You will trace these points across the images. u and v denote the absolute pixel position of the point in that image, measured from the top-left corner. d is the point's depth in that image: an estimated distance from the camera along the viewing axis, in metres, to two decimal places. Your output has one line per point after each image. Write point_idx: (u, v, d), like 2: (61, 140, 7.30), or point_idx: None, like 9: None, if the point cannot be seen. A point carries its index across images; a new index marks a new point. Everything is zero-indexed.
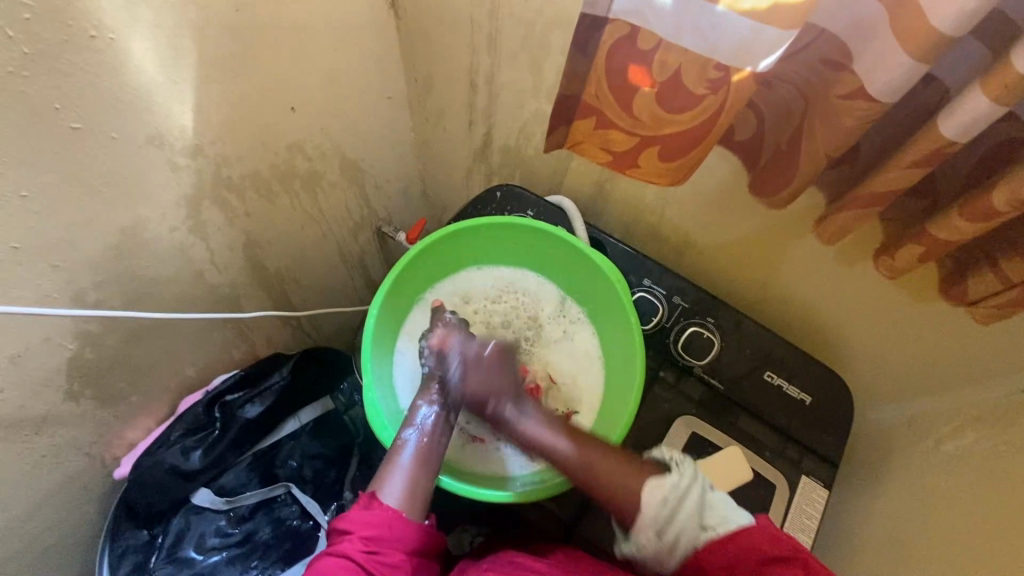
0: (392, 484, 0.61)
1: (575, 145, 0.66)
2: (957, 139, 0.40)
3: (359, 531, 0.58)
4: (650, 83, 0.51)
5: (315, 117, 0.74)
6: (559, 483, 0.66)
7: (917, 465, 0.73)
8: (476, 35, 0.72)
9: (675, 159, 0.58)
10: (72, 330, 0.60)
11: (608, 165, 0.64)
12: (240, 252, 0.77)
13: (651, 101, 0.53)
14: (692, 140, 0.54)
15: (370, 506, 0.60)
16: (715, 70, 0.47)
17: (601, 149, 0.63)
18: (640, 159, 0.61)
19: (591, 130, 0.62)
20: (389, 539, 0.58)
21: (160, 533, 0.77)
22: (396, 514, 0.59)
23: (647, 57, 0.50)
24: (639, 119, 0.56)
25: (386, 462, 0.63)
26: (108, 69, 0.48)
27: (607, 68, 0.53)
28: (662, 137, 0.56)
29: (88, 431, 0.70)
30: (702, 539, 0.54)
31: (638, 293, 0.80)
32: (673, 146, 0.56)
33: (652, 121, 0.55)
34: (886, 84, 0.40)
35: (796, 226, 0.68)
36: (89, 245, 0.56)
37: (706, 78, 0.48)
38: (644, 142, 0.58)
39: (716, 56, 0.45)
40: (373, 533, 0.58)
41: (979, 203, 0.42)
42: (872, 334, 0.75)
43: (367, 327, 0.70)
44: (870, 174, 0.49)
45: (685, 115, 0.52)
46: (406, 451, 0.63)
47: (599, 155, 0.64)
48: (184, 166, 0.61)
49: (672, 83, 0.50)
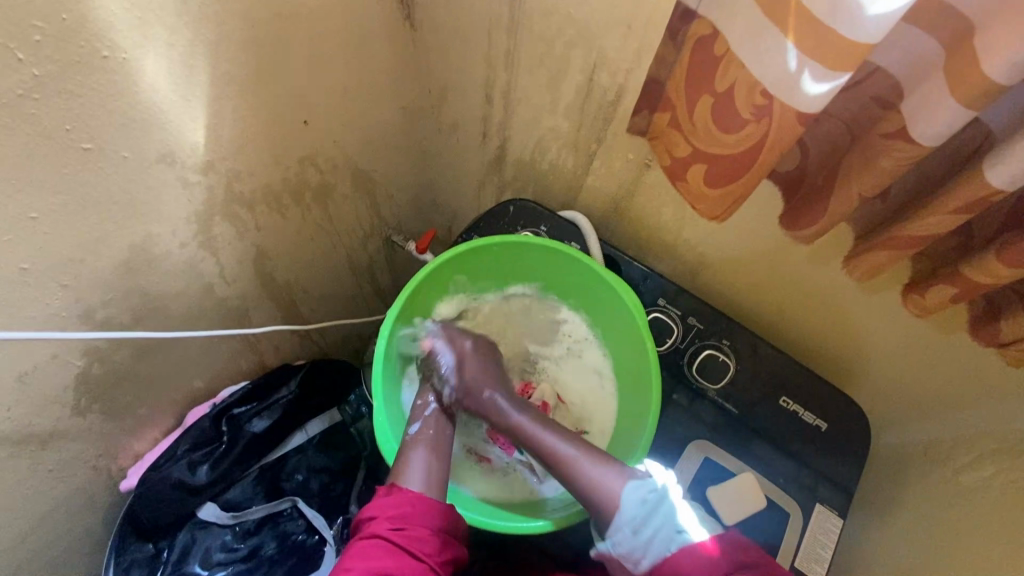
0: (413, 471, 0.62)
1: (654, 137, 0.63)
2: (1006, 187, 0.39)
3: (383, 513, 0.58)
4: (712, 93, 0.50)
5: (328, 130, 0.73)
6: (563, 521, 0.64)
7: (933, 498, 0.71)
8: (493, 50, 0.71)
9: (714, 184, 0.54)
10: (80, 347, 0.59)
11: (665, 169, 0.61)
12: (250, 265, 0.76)
13: (709, 113, 0.51)
14: (732, 169, 0.51)
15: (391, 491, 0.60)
16: (762, 96, 0.45)
17: (666, 151, 0.60)
18: (687, 174, 0.57)
19: (665, 128, 0.59)
20: (415, 516, 0.58)
21: (165, 547, 0.77)
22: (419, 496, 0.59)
23: (716, 63, 0.49)
24: (697, 128, 0.53)
25: (401, 457, 0.65)
26: (120, 89, 0.47)
27: (690, 68, 0.52)
28: (711, 155, 0.53)
29: (96, 444, 0.70)
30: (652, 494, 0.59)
31: (653, 313, 0.79)
32: (716, 168, 0.53)
33: (707, 136, 0.52)
34: (929, 127, 0.39)
35: (818, 253, 0.67)
36: (98, 264, 0.55)
37: (752, 104, 0.47)
38: (697, 155, 0.55)
39: (764, 80, 0.44)
40: (398, 512, 0.58)
41: (1019, 250, 0.41)
42: (891, 361, 0.74)
43: (379, 350, 0.69)
44: (905, 213, 0.48)
45: (732, 138, 0.50)
46: (420, 442, 0.67)
47: (665, 158, 0.61)
48: (195, 182, 0.60)
49: (729, 96, 0.48)
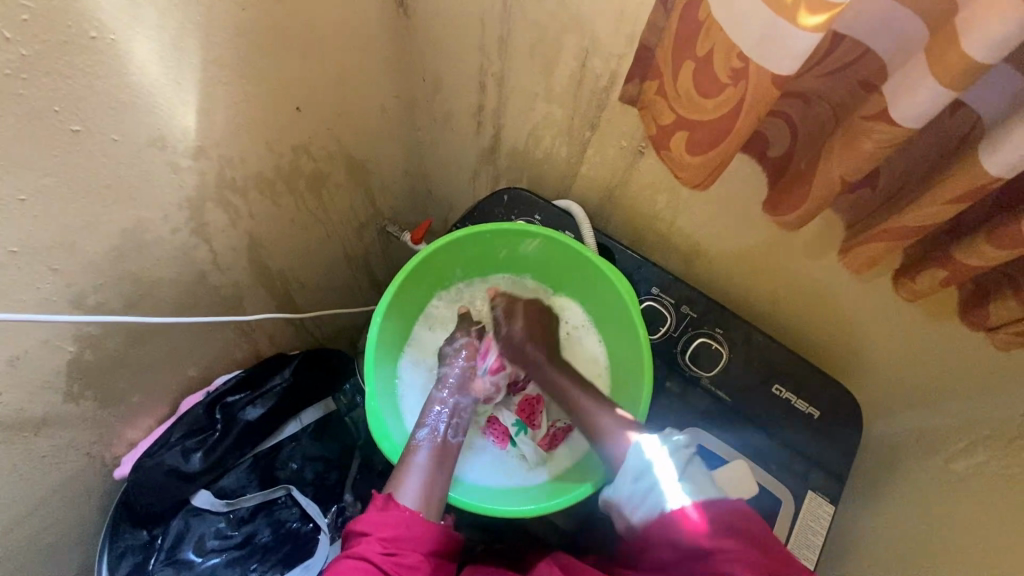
0: (409, 486, 0.60)
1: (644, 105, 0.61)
2: (1003, 175, 0.39)
3: (375, 532, 0.56)
4: (692, 58, 0.49)
5: (321, 117, 0.73)
6: (554, 506, 0.64)
7: (923, 485, 0.72)
8: (487, 36, 0.71)
9: (693, 154, 0.53)
10: (71, 332, 0.59)
11: (653, 138, 0.59)
12: (243, 253, 0.76)
13: (689, 79, 0.50)
14: (709, 138, 0.51)
15: (386, 507, 0.58)
16: (738, 60, 0.44)
17: (652, 121, 0.59)
18: (670, 142, 0.56)
19: (653, 97, 0.57)
20: (407, 539, 0.56)
21: (159, 534, 0.77)
22: (414, 515, 0.58)
23: (698, 27, 0.48)
24: (678, 93, 0.52)
25: (401, 465, 0.64)
26: (110, 71, 0.47)
27: (677, 32, 0.50)
28: (692, 121, 0.52)
29: (89, 431, 0.70)
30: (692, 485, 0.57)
31: (646, 301, 0.79)
32: (698, 136, 0.52)
33: (686, 100, 0.51)
34: (910, 110, 0.39)
35: (810, 240, 0.67)
36: (89, 247, 0.55)
37: (729, 66, 0.45)
38: (679, 122, 0.54)
39: (740, 42, 0.43)
40: (391, 534, 0.56)
41: (1007, 236, 0.41)
42: (882, 349, 0.74)
43: (370, 337, 0.69)
44: (900, 203, 0.48)
45: (709, 103, 0.49)
46: (420, 452, 0.65)
47: (650, 126, 0.59)
48: (187, 167, 0.60)
49: (708, 62, 0.47)
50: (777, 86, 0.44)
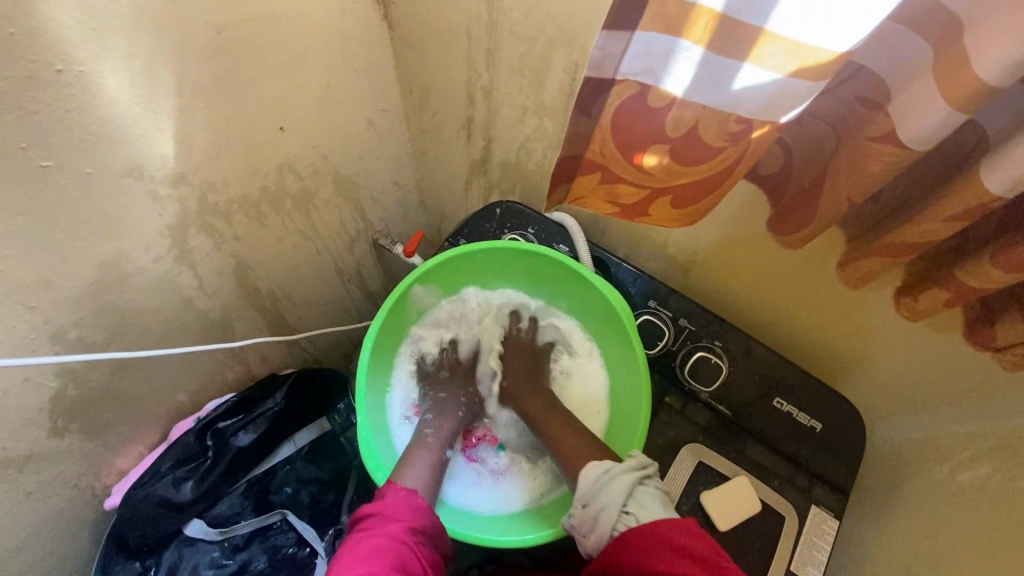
0: (416, 476, 0.63)
1: (575, 200, 0.57)
2: (1002, 195, 0.37)
3: (400, 514, 0.56)
4: (663, 139, 0.46)
5: (306, 135, 0.71)
6: (551, 535, 0.63)
7: (929, 497, 0.70)
8: (474, 49, 0.69)
9: (688, 205, 0.53)
10: (53, 369, 0.57)
11: (613, 216, 0.58)
12: (230, 276, 0.74)
13: (668, 158, 0.47)
14: (707, 188, 0.51)
15: (410, 495, 0.59)
16: (737, 123, 0.43)
17: (607, 203, 0.56)
18: (649, 209, 0.55)
19: (596, 187, 0.54)
20: (428, 532, 0.57)
21: (153, 564, 0.75)
22: (431, 511, 0.59)
23: (659, 113, 0.44)
24: (650, 172, 0.50)
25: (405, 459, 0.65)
26: (79, 104, 0.45)
27: (614, 126, 0.46)
28: (680, 185, 0.51)
29: (77, 464, 0.68)
30: (620, 522, 0.54)
31: (643, 315, 0.78)
32: (688, 193, 0.51)
33: (666, 172, 0.49)
34: (917, 133, 0.37)
35: (809, 252, 0.65)
36: (66, 283, 0.54)
37: (727, 131, 0.44)
38: (654, 193, 0.53)
39: (739, 109, 0.41)
40: (416, 522, 0.56)
41: (1016, 257, 0.39)
42: (884, 359, 0.73)
43: (361, 363, 0.68)
44: (899, 217, 0.46)
45: (704, 166, 0.47)
46: (424, 453, 0.67)
47: (606, 208, 0.57)
48: (167, 195, 0.58)
49: (693, 135, 0.45)
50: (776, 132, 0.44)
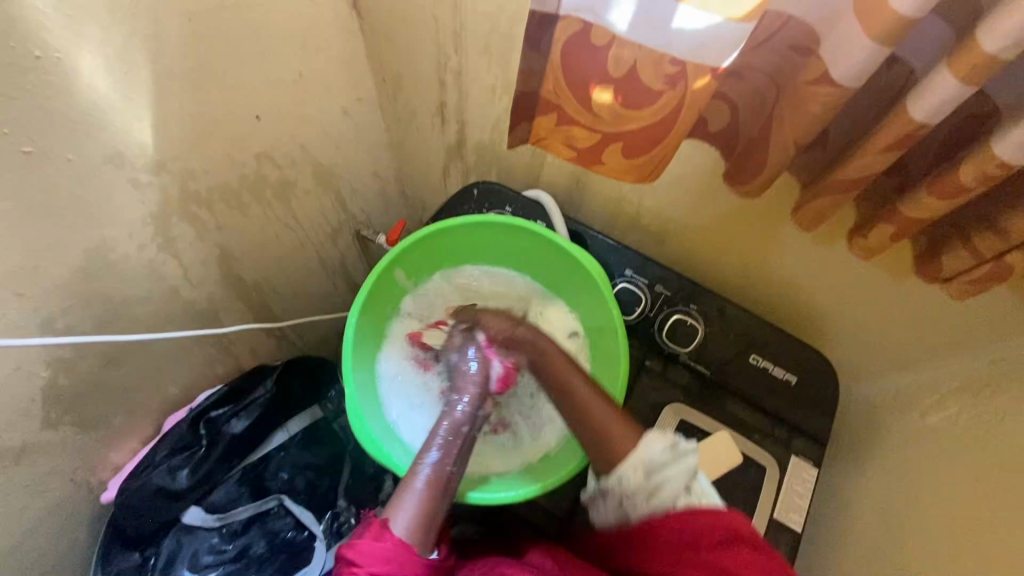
0: (402, 513, 0.58)
1: (540, 141, 0.64)
2: (926, 121, 0.40)
3: (365, 565, 0.55)
4: (609, 79, 0.51)
5: (284, 124, 0.73)
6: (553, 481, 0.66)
7: (899, 440, 0.74)
8: (441, 33, 0.71)
9: (639, 155, 0.56)
10: (43, 358, 0.59)
11: (573, 162, 0.63)
12: (215, 266, 0.76)
13: (612, 98, 0.52)
14: (651, 137, 0.54)
15: (381, 538, 0.56)
16: (672, 65, 0.46)
17: (566, 145, 0.62)
18: (603, 156, 0.59)
19: (554, 127, 0.61)
20: None
21: (152, 555, 0.77)
22: (404, 550, 0.56)
23: (601, 53, 0.49)
24: (600, 116, 0.55)
25: (398, 490, 0.59)
26: (58, 90, 0.47)
27: (563, 65, 0.53)
28: (628, 133, 0.55)
29: (71, 457, 0.69)
30: (679, 501, 0.56)
31: (620, 284, 0.80)
32: (637, 143, 0.55)
33: (614, 118, 0.54)
34: (850, 70, 0.40)
35: (771, 210, 0.68)
36: (53, 271, 0.55)
37: (663, 73, 0.47)
38: (608, 139, 0.57)
39: (671, 50, 0.45)
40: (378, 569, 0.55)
41: (949, 181, 0.43)
42: (850, 312, 0.76)
43: (347, 339, 0.69)
44: (844, 155, 0.49)
45: (646, 111, 0.51)
46: (421, 477, 0.60)
47: (566, 151, 0.62)
48: (148, 183, 0.60)
49: (633, 75, 0.49)
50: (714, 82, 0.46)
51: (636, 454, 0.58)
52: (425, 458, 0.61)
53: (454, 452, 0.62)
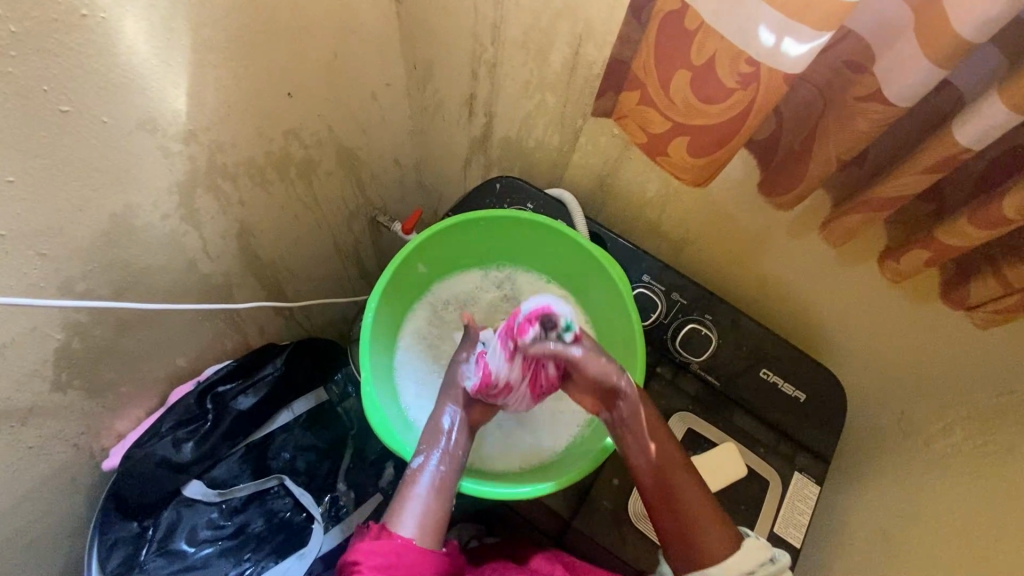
0: (408, 514, 0.59)
1: (619, 119, 0.62)
2: (971, 145, 0.40)
3: (366, 561, 0.56)
4: (688, 67, 0.49)
5: (313, 104, 0.73)
6: (548, 487, 0.64)
7: (903, 464, 0.74)
8: (480, 23, 0.70)
9: (703, 154, 0.55)
10: (59, 320, 0.58)
11: (642, 147, 0.60)
12: (233, 240, 0.75)
13: (688, 88, 0.50)
14: (718, 137, 0.52)
15: (379, 536, 0.58)
16: (746, 65, 0.45)
17: (639, 129, 0.59)
18: (667, 149, 0.58)
19: (634, 106, 0.58)
20: (402, 569, 0.56)
21: (150, 526, 0.76)
22: (408, 544, 0.58)
23: (689, 37, 0.48)
24: (674, 103, 0.53)
25: (399, 493, 0.62)
26: (100, 50, 0.46)
27: (657, 46, 0.51)
28: (695, 126, 0.53)
29: (78, 421, 0.69)
30: None
31: (637, 289, 0.80)
32: (701, 140, 0.53)
33: (686, 109, 0.52)
34: (903, 90, 0.40)
35: (796, 227, 0.68)
36: (77, 232, 0.54)
37: (736, 71, 0.46)
38: (676, 130, 0.55)
39: (750, 48, 0.44)
40: (384, 564, 0.56)
41: (987, 211, 0.43)
42: (863, 334, 0.76)
43: (366, 323, 0.68)
44: (880, 177, 0.49)
45: (714, 108, 0.50)
46: (420, 481, 0.62)
47: (639, 135, 0.60)
48: (178, 152, 0.59)
49: (709, 67, 0.48)
50: (787, 81, 0.46)
51: (726, 568, 0.58)
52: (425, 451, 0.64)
53: (453, 455, 0.65)
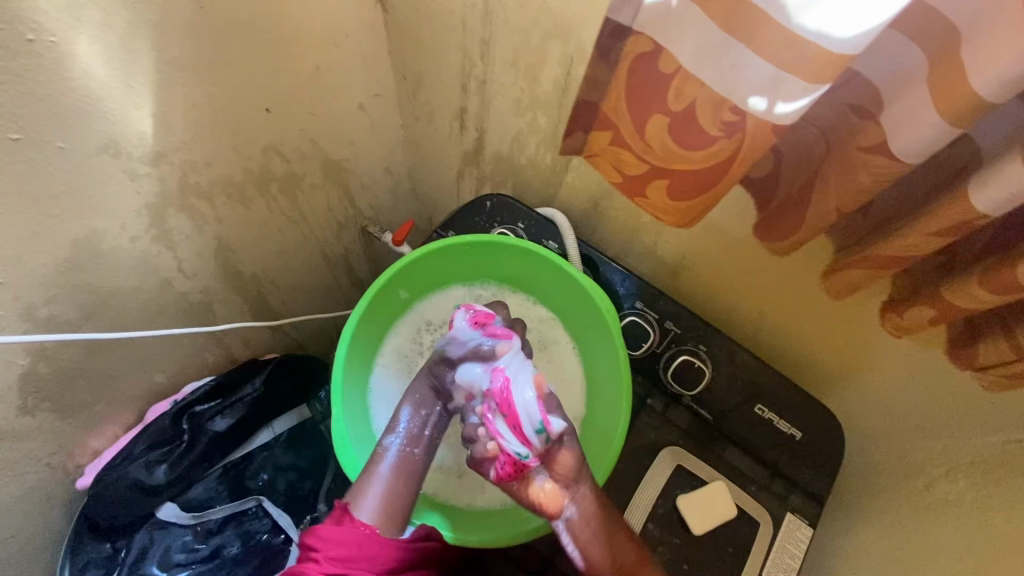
0: (368, 498, 0.60)
1: (591, 155, 0.60)
2: (989, 213, 0.36)
3: (324, 550, 0.55)
4: (664, 111, 0.46)
5: (294, 118, 0.70)
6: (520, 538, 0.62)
7: (899, 508, 0.71)
8: (469, 38, 0.67)
9: (683, 198, 0.52)
10: (23, 347, 0.56)
11: (619, 186, 0.58)
12: (212, 257, 0.73)
13: (666, 132, 0.48)
14: (699, 184, 0.50)
15: (341, 522, 0.57)
16: (731, 113, 0.42)
17: (613, 168, 0.57)
18: (647, 189, 0.55)
19: (606, 147, 0.56)
20: (362, 559, 0.56)
21: (123, 547, 0.75)
22: (367, 533, 0.57)
23: (665, 81, 0.45)
24: (652, 146, 0.50)
25: (364, 472, 0.63)
26: (51, 76, 0.44)
27: (629, 85, 0.48)
28: (675, 171, 0.50)
29: (48, 442, 0.67)
30: None
31: (629, 317, 0.77)
32: (682, 183, 0.51)
33: (665, 153, 0.50)
34: (911, 146, 0.36)
35: (796, 261, 0.64)
36: (38, 260, 0.52)
37: (720, 119, 0.43)
38: (654, 172, 0.52)
39: (734, 96, 0.41)
40: (343, 553, 0.55)
41: (999, 277, 0.39)
42: (864, 372, 0.72)
43: (340, 355, 0.65)
44: (883, 229, 0.46)
45: (697, 155, 0.47)
46: (386, 462, 0.63)
47: (613, 174, 0.57)
48: (146, 174, 0.57)
49: (688, 113, 0.45)
50: (775, 134, 0.42)
51: None
52: (396, 429, 0.67)
53: (417, 435, 0.67)
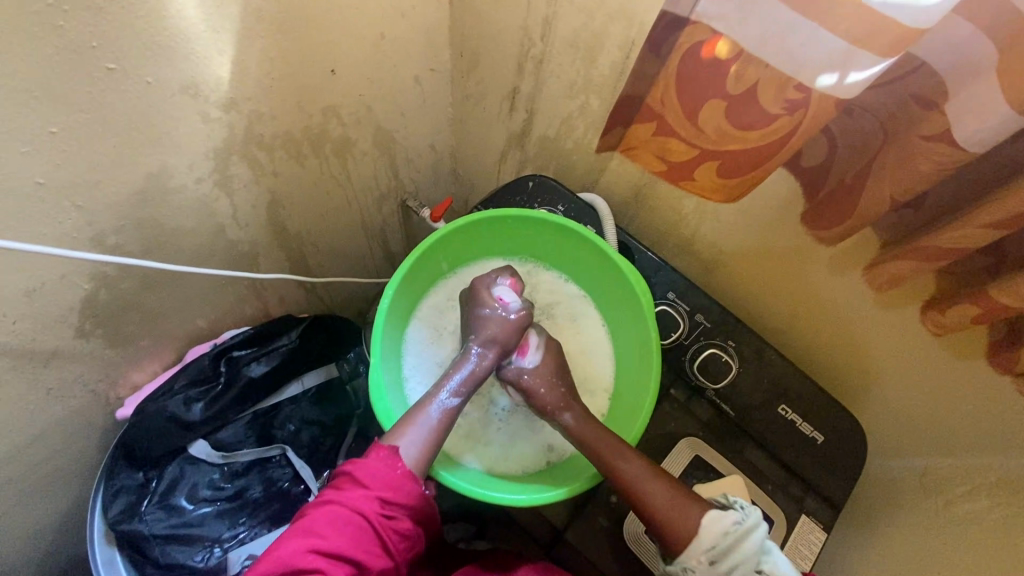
0: (410, 440, 0.60)
1: (628, 148, 0.64)
2: None
3: (375, 486, 0.56)
4: (724, 95, 0.49)
5: (355, 83, 0.73)
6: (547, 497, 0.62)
7: (916, 520, 0.70)
8: (531, 17, 0.69)
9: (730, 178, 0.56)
10: (88, 270, 0.60)
11: (662, 172, 0.63)
12: (263, 210, 0.76)
13: (722, 115, 0.50)
14: (750, 160, 0.53)
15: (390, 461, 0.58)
16: (796, 91, 0.44)
17: (657, 157, 0.61)
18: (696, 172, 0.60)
19: (649, 137, 0.60)
20: (404, 503, 0.58)
21: (154, 477, 0.77)
22: (411, 478, 0.58)
23: (724, 68, 0.47)
24: (704, 130, 0.54)
25: (408, 417, 0.63)
26: (151, 12, 0.47)
27: (679, 73, 0.51)
28: (730, 150, 0.53)
29: (97, 368, 0.71)
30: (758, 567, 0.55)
31: (660, 306, 0.78)
32: (732, 162, 0.55)
33: (718, 135, 0.53)
34: (975, 134, 0.37)
35: (834, 262, 0.65)
36: (113, 188, 0.55)
37: (783, 98, 0.45)
38: (703, 156, 0.57)
39: (800, 77, 0.42)
40: (390, 495, 0.57)
41: None
42: (892, 381, 0.72)
43: (382, 308, 0.68)
44: (936, 223, 0.46)
45: (754, 133, 0.50)
46: (432, 410, 0.63)
47: (655, 162, 0.62)
48: (217, 118, 0.60)
49: (750, 94, 0.47)
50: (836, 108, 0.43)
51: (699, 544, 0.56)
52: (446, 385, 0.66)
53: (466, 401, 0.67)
